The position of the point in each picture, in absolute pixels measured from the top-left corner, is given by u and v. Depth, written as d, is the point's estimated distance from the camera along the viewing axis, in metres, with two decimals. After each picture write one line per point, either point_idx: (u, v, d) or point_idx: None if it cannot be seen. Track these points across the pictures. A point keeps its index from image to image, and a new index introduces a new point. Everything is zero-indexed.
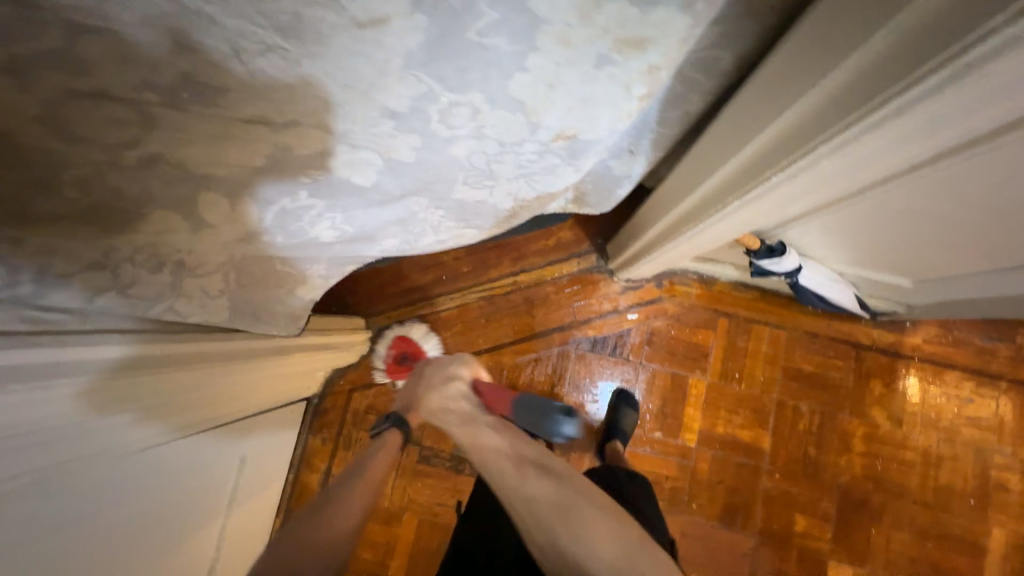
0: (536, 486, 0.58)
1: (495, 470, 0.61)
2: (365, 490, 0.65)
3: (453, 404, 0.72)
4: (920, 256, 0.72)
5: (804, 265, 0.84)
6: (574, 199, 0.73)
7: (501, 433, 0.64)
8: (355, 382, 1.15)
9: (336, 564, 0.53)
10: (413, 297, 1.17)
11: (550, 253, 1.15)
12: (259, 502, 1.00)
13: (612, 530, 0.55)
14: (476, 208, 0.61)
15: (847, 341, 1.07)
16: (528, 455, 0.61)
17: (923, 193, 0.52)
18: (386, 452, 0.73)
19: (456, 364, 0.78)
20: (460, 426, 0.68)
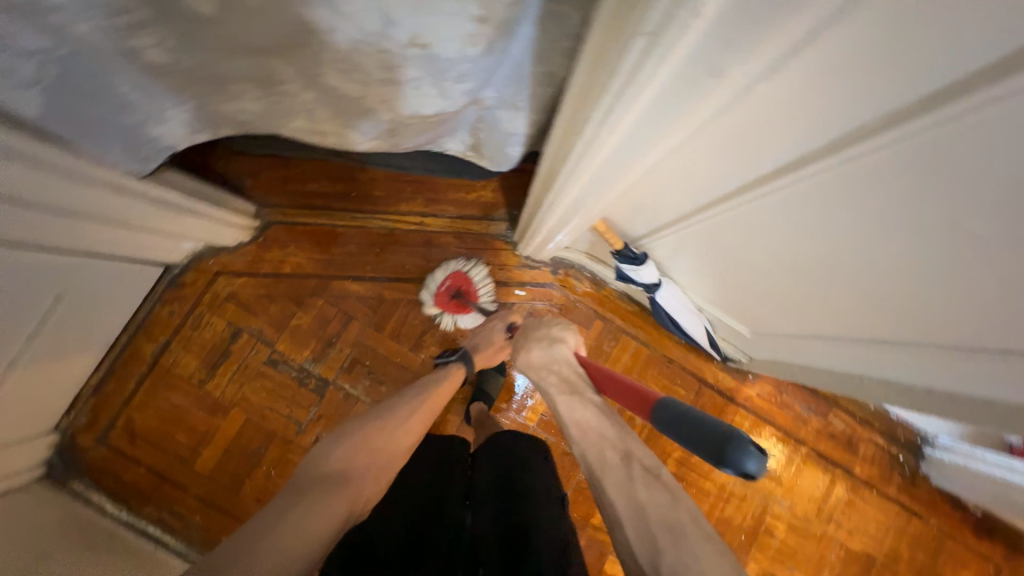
0: (617, 491, 0.61)
1: (595, 456, 0.66)
2: (413, 425, 0.80)
3: (545, 364, 0.80)
4: (762, 304, 0.77)
5: (666, 284, 0.89)
6: (474, 149, 0.75)
7: (600, 416, 0.69)
8: (226, 267, 1.10)
9: (384, 470, 0.72)
10: (315, 203, 1.12)
11: (464, 207, 1.15)
12: (73, 352, 0.93)
13: (667, 500, 0.58)
14: (351, 106, 0.59)
15: (695, 374, 1.17)
16: (592, 460, 0.66)
17: (766, 217, 0.56)
18: (439, 380, 0.90)
19: (558, 332, 0.85)
20: (563, 395, 0.74)
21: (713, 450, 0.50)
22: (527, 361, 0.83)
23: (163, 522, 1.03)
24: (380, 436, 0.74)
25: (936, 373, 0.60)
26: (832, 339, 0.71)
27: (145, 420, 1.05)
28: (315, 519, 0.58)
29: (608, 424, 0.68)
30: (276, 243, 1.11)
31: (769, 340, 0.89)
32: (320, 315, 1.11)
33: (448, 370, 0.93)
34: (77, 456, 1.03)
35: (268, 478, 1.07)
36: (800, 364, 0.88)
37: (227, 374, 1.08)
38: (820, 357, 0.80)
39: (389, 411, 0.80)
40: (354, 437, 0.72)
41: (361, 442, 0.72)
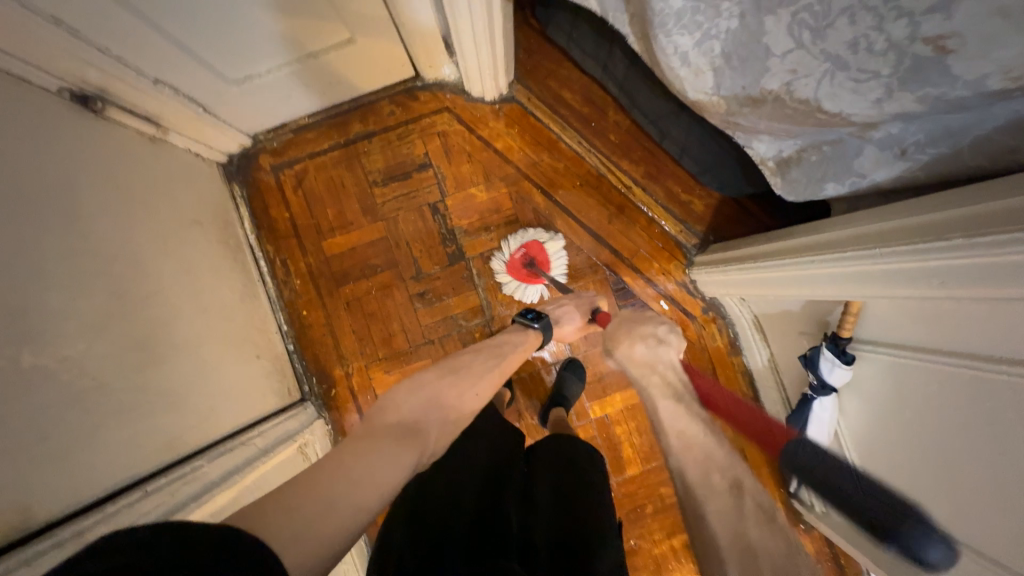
0: (719, 518, 0.55)
1: (698, 475, 0.61)
2: (480, 388, 0.81)
3: (653, 357, 0.82)
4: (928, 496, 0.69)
5: (833, 397, 0.83)
6: (779, 162, 0.74)
7: (706, 430, 0.67)
8: (457, 108, 1.14)
9: (456, 419, 0.75)
10: (558, 109, 1.13)
11: (674, 202, 1.13)
12: (316, 85, 1.01)
13: (760, 518, 0.56)
14: (753, 54, 0.58)
15: (756, 485, 1.12)
16: (692, 481, 0.60)
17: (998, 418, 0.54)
18: (517, 352, 0.90)
19: (663, 330, 0.87)
20: (668, 403, 0.73)
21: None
22: (625, 354, 0.84)
23: (273, 265, 1.11)
24: (448, 394, 0.75)
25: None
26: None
27: (315, 179, 1.12)
28: (384, 463, 0.57)
29: (719, 450, 0.63)
30: (507, 118, 1.14)
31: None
32: (495, 200, 1.13)
33: (524, 338, 0.92)
34: (252, 168, 1.12)
35: (366, 293, 1.12)
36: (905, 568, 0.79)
37: (395, 191, 1.13)
38: None
39: (457, 384, 0.78)
40: (420, 397, 0.72)
41: (428, 407, 0.71)
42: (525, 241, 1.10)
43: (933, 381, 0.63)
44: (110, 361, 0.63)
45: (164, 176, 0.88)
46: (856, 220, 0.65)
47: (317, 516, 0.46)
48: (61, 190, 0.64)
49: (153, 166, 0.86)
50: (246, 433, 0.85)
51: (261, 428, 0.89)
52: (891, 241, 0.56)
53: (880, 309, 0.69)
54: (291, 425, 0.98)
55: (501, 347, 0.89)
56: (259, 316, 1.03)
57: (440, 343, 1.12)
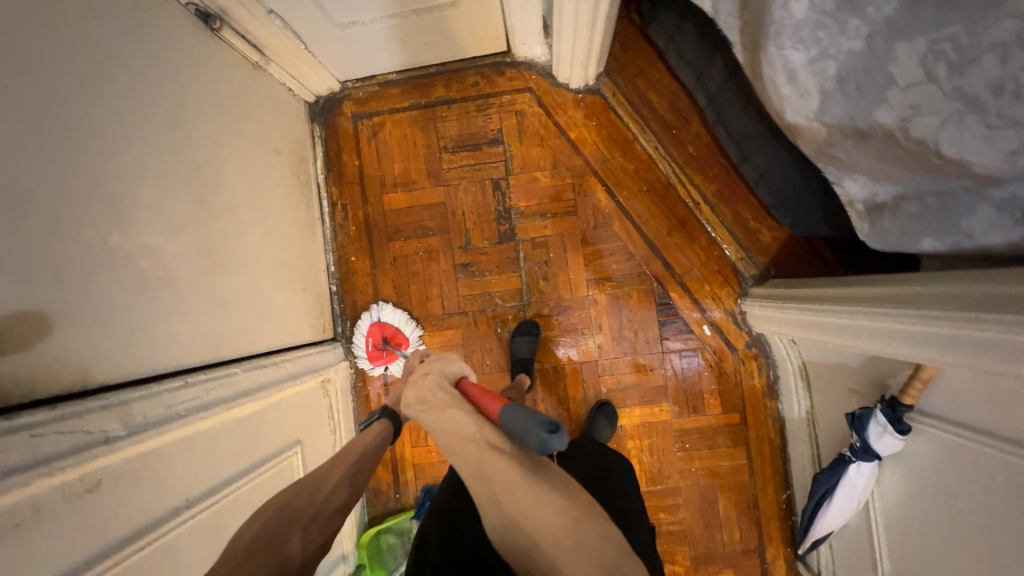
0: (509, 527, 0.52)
1: (480, 482, 0.54)
2: (333, 488, 0.69)
3: (426, 391, 0.66)
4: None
5: (873, 466, 0.77)
6: (870, 207, 0.67)
7: (457, 451, 0.58)
8: (540, 90, 1.13)
9: (320, 525, 0.64)
10: (642, 110, 1.10)
11: (741, 227, 1.07)
12: (411, 44, 1.03)
13: (553, 509, 0.51)
14: (871, 82, 0.52)
15: (762, 537, 1.06)
16: (492, 519, 0.54)
17: None
18: (363, 446, 0.77)
19: (444, 361, 0.73)
20: (430, 419, 0.62)
21: (526, 423, 0.54)
22: (403, 402, 0.68)
23: (334, 208, 1.16)
24: (303, 497, 0.65)
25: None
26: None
27: (390, 134, 1.15)
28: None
29: (475, 446, 0.56)
30: (587, 110, 1.12)
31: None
32: (556, 189, 1.12)
33: (378, 431, 0.81)
34: (335, 112, 1.16)
35: (412, 253, 1.15)
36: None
37: (461, 161, 1.14)
38: None
39: (329, 470, 0.72)
40: (271, 508, 0.62)
41: (278, 516, 0.61)
42: (367, 329, 1.12)
43: (998, 470, 0.56)
44: (183, 256, 0.68)
45: (257, 103, 0.93)
46: (947, 278, 0.59)
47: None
48: (169, 96, 0.69)
49: (250, 91, 0.91)
50: (282, 355, 0.90)
51: (295, 354, 0.94)
52: (983, 305, 0.50)
53: (955, 381, 0.62)
54: (320, 359, 1.03)
55: (351, 446, 0.77)
56: (313, 252, 1.08)
57: (472, 317, 1.13)
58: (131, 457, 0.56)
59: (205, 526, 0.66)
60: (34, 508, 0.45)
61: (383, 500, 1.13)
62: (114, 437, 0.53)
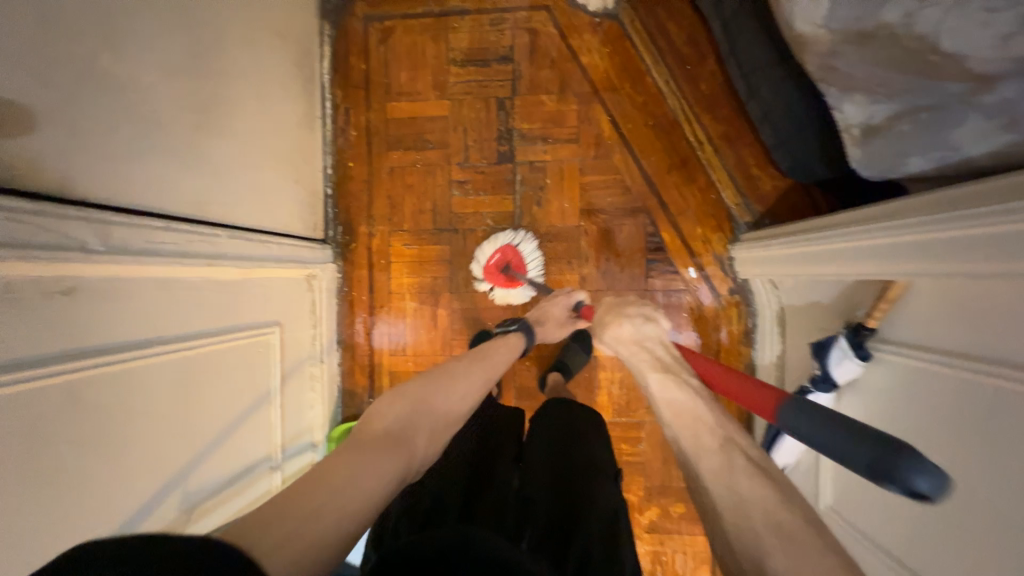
0: (714, 480, 0.49)
1: (687, 436, 0.54)
2: (468, 395, 0.75)
3: (632, 344, 0.70)
4: (910, 516, 0.64)
5: (830, 399, 0.79)
6: (865, 130, 0.63)
7: (693, 394, 0.58)
8: (556, 11, 1.10)
9: (447, 425, 0.70)
10: (657, 42, 1.07)
11: (741, 172, 1.06)
12: None
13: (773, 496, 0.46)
14: None
15: None
16: (684, 445, 0.54)
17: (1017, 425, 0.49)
18: (501, 355, 0.85)
19: (653, 312, 0.75)
20: (656, 376, 0.62)
21: (868, 455, 0.39)
22: (614, 335, 0.72)
23: (336, 110, 1.15)
24: (436, 395, 0.71)
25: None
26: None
27: (400, 41, 1.13)
28: (377, 467, 0.55)
29: (705, 408, 0.56)
30: (601, 36, 1.09)
31: (845, 537, 0.77)
32: (560, 115, 1.11)
33: (506, 341, 0.89)
34: (345, 12, 1.14)
35: (410, 165, 1.14)
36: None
37: (469, 76, 1.12)
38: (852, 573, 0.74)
39: (465, 370, 0.78)
40: (412, 399, 0.68)
41: (416, 410, 0.67)
42: (500, 244, 1.10)
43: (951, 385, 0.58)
44: (173, 103, 0.68)
45: None
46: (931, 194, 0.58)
47: (292, 529, 0.44)
48: None
49: None
50: (274, 237, 0.92)
51: (285, 240, 0.95)
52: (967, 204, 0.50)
53: (923, 306, 0.63)
54: (309, 254, 1.04)
55: (494, 354, 0.85)
56: (310, 149, 1.09)
57: (463, 236, 1.14)
58: (108, 276, 0.57)
59: (177, 368, 0.68)
60: (9, 289, 0.47)
61: (357, 403, 1.16)
62: (91, 248, 0.55)
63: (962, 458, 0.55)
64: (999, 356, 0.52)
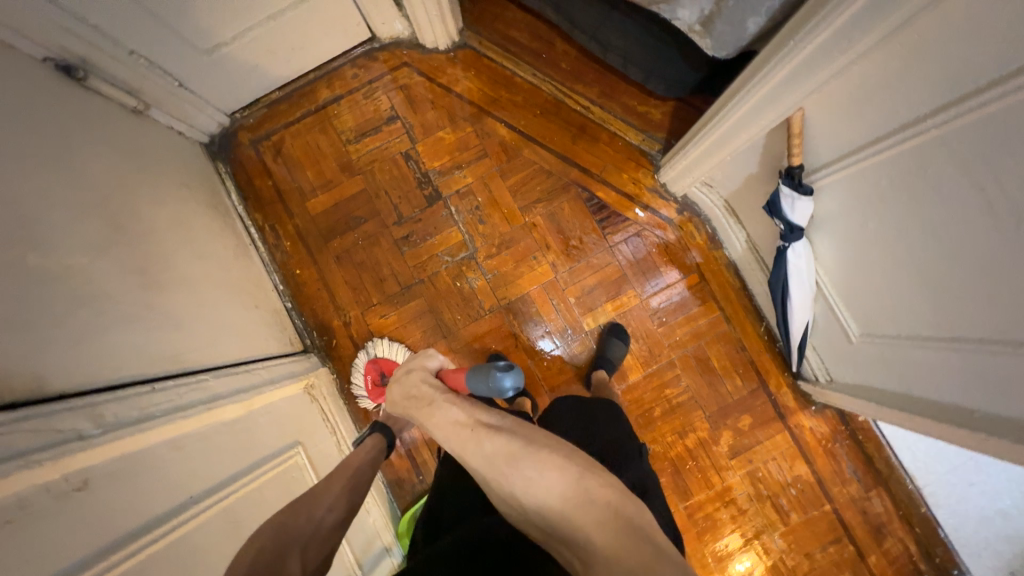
0: (478, 458, 0.57)
1: (457, 442, 0.60)
2: (336, 503, 0.70)
3: (413, 389, 0.72)
4: (927, 291, 0.69)
5: (804, 245, 0.85)
6: (704, 23, 0.75)
7: (456, 405, 0.64)
8: (414, 63, 1.21)
9: (320, 538, 0.63)
10: (511, 48, 1.20)
11: (632, 114, 1.17)
12: (279, 54, 1.09)
13: (565, 469, 0.53)
14: None
15: (760, 373, 1.12)
16: (453, 448, 0.60)
17: (956, 158, 0.57)
18: (360, 461, 0.83)
19: (420, 357, 0.77)
20: (421, 412, 0.68)
21: (483, 385, 0.68)
22: (392, 402, 0.74)
23: (263, 231, 1.17)
24: (299, 515, 0.65)
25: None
26: (980, 357, 0.65)
27: (292, 145, 1.19)
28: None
29: (461, 411, 0.63)
30: (462, 63, 1.21)
31: (885, 350, 0.82)
32: (463, 141, 1.19)
33: (365, 445, 0.89)
34: (233, 145, 1.19)
35: (353, 245, 1.17)
36: (921, 399, 0.79)
37: (367, 146, 1.19)
38: (920, 372, 0.77)
39: (326, 485, 0.74)
40: (264, 532, 0.61)
41: (278, 533, 0.60)
42: (365, 368, 1.11)
43: (891, 164, 0.65)
44: (111, 276, 0.69)
45: (149, 144, 0.96)
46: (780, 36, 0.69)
47: None
48: (54, 139, 0.71)
49: (137, 134, 0.93)
50: (251, 363, 0.90)
51: (263, 364, 0.93)
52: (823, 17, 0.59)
53: (827, 126, 0.71)
54: (297, 368, 1.03)
55: (350, 462, 0.82)
56: (254, 274, 1.10)
57: (430, 283, 1.16)
58: (116, 455, 0.55)
59: (220, 522, 0.64)
60: (21, 504, 0.44)
61: (408, 487, 1.12)
62: (88, 434, 0.53)
63: (940, 212, 0.62)
64: (910, 120, 0.60)
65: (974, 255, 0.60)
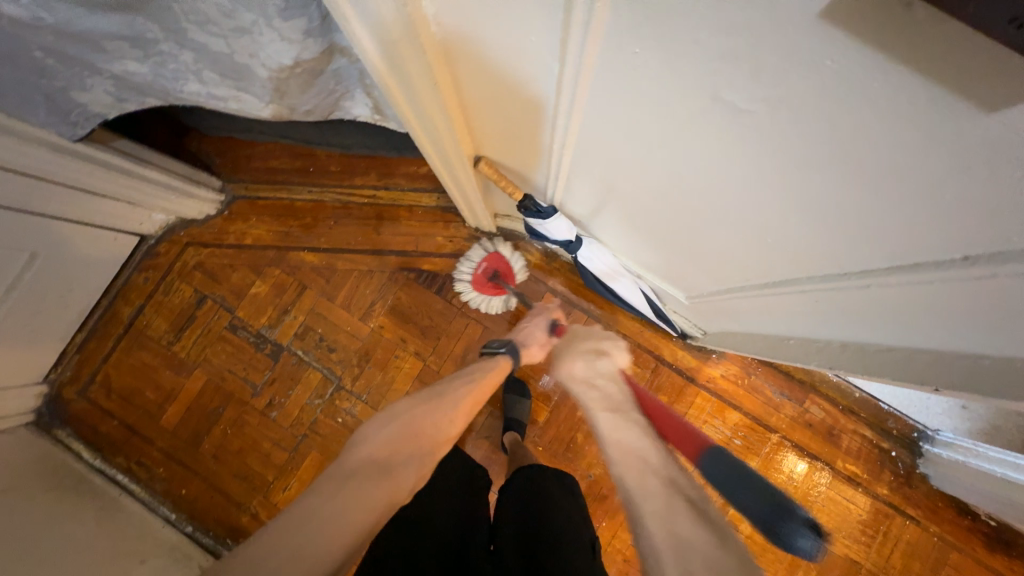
0: (658, 523, 0.49)
1: (633, 483, 0.53)
2: (453, 413, 0.71)
3: (588, 382, 0.65)
4: (688, 257, 0.68)
5: (590, 247, 0.85)
6: (377, 111, 0.75)
7: (647, 440, 0.56)
8: (195, 238, 1.18)
9: (432, 452, 0.66)
10: (276, 178, 1.18)
11: (416, 180, 1.16)
12: (50, 308, 1.04)
13: None
14: (231, 65, 0.61)
15: (650, 351, 1.11)
16: (629, 488, 0.53)
17: (605, 164, 0.55)
18: (485, 376, 0.80)
19: (609, 343, 0.71)
20: (605, 414, 0.60)
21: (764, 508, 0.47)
22: (568, 374, 0.68)
23: (131, 470, 1.12)
24: (425, 418, 0.67)
25: (887, 328, 0.49)
26: (756, 298, 0.63)
27: (118, 375, 1.14)
28: (351, 506, 0.53)
29: (673, 471, 0.53)
30: (239, 215, 1.18)
31: (711, 305, 0.79)
32: (277, 285, 1.16)
33: (494, 365, 0.83)
34: (61, 406, 1.14)
35: (224, 436, 1.12)
36: (759, 337, 0.77)
37: (191, 338, 1.15)
38: (738, 315, 0.75)
39: (451, 393, 0.74)
40: (397, 422, 0.65)
41: (402, 436, 0.63)
42: (484, 258, 1.09)
43: (580, 175, 0.64)
44: None
45: None
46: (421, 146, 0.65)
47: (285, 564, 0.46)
48: None
49: None
50: None
51: None
52: (410, 122, 0.56)
53: (512, 161, 0.68)
54: None
55: (472, 379, 0.78)
56: (136, 524, 1.04)
57: (313, 432, 1.12)
58: None
59: None
60: None
61: None
62: None
63: (636, 201, 0.61)
64: (549, 150, 0.59)
65: (685, 228, 0.58)
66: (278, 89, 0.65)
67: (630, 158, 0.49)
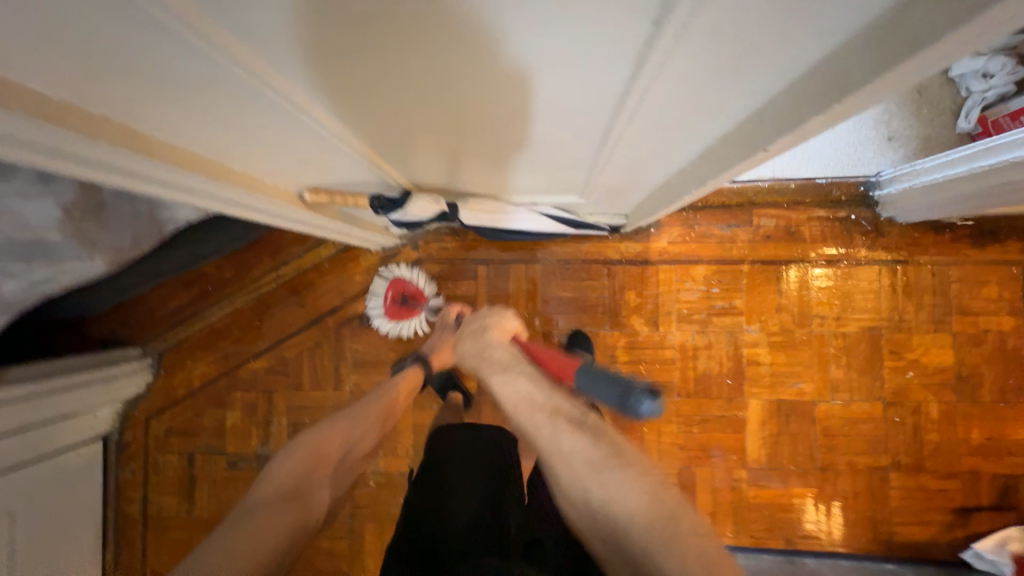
0: (553, 450, 0.49)
1: (526, 418, 0.51)
2: (366, 432, 0.79)
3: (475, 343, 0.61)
4: (544, 162, 0.67)
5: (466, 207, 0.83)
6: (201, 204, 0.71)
7: (530, 378, 0.54)
8: (151, 410, 1.17)
9: (343, 467, 0.73)
10: (184, 316, 1.15)
11: (304, 240, 1.13)
12: (65, 548, 1.02)
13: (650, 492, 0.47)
14: (25, 248, 0.58)
15: (597, 260, 1.10)
16: (525, 427, 0.52)
17: (397, 131, 0.55)
18: (398, 392, 0.89)
19: (494, 314, 0.66)
20: (496, 375, 0.56)
21: (614, 396, 0.51)
22: (460, 352, 0.65)
23: None
24: (335, 438, 0.74)
25: (709, 120, 0.49)
26: (615, 156, 0.62)
27: (164, 565, 1.14)
28: (263, 534, 0.57)
29: (541, 393, 0.53)
30: (175, 367, 1.17)
31: (604, 186, 0.78)
32: (246, 405, 1.15)
33: (403, 377, 0.92)
34: None
35: None
36: (657, 185, 0.77)
37: (204, 495, 1.15)
38: (627, 178, 0.74)
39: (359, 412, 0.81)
40: (303, 445, 0.71)
41: (317, 458, 0.70)
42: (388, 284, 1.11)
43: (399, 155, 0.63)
44: None
45: None
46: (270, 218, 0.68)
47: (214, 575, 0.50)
48: None
49: None
50: None
51: None
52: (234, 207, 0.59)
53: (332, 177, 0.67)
54: None
55: (389, 393, 0.87)
56: None
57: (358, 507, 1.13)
58: None
59: None
60: None
61: None
62: None
63: (452, 142, 0.60)
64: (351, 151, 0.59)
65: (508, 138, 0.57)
66: (84, 241, 0.62)
67: (401, 111, 0.49)
